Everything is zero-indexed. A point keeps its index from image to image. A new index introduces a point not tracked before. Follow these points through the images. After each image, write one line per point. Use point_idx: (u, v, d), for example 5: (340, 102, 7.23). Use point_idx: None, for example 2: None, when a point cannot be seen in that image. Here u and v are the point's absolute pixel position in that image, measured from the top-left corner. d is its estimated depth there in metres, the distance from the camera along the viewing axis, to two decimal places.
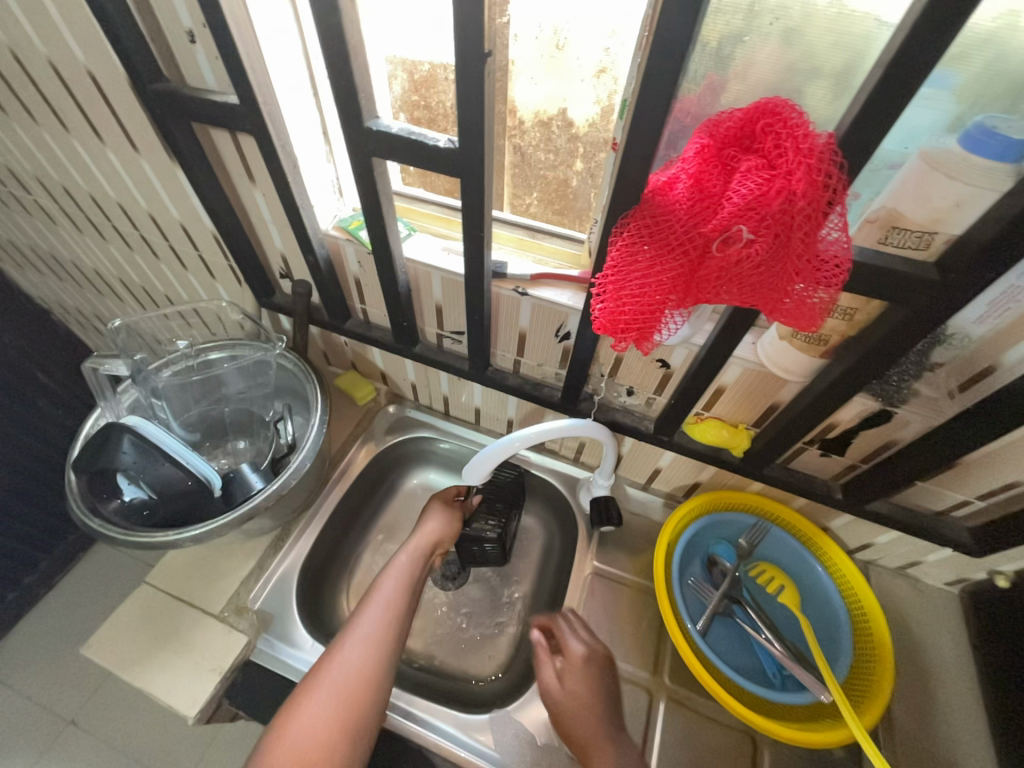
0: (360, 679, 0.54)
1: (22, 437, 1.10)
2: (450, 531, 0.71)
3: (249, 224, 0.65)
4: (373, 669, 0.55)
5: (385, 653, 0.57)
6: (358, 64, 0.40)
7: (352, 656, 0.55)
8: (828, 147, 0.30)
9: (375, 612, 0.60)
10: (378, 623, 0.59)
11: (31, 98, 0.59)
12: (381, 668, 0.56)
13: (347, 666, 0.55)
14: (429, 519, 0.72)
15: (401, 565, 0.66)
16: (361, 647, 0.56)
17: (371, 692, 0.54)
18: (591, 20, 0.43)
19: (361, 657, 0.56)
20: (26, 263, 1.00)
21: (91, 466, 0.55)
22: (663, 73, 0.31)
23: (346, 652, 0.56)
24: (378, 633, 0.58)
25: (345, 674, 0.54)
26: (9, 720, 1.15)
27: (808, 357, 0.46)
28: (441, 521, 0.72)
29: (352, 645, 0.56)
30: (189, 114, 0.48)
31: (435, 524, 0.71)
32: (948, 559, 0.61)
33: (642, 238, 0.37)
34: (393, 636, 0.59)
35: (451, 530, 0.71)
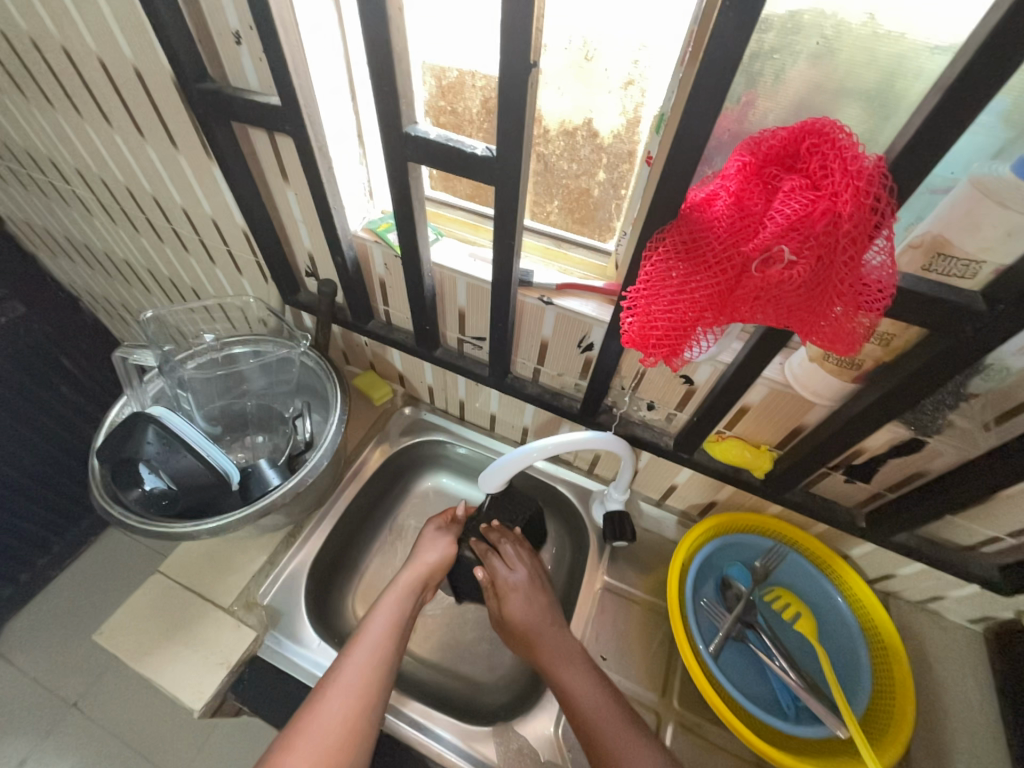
0: (342, 734, 0.52)
1: (45, 420, 1.12)
2: (445, 561, 0.71)
3: (279, 222, 0.66)
4: (359, 719, 0.53)
5: (371, 701, 0.55)
6: (400, 70, 0.40)
7: (336, 707, 0.53)
8: (877, 169, 0.29)
9: (362, 657, 0.58)
10: (361, 669, 0.57)
11: (78, 93, 0.61)
12: (366, 720, 0.54)
13: (330, 720, 0.52)
14: (421, 554, 0.71)
15: (390, 605, 0.65)
16: (345, 696, 0.54)
17: (355, 746, 0.52)
18: (620, 33, 0.43)
19: (345, 708, 0.53)
20: (60, 251, 1.03)
21: (116, 456, 0.55)
22: (711, 90, 0.31)
23: (328, 703, 0.54)
24: (364, 682, 0.56)
25: (327, 729, 0.52)
26: (15, 698, 1.17)
27: (838, 381, 0.45)
28: (437, 551, 0.72)
29: (335, 696, 0.54)
30: (232, 114, 0.49)
31: (430, 557, 0.71)
32: (974, 595, 0.59)
33: (677, 254, 0.37)
34: (379, 682, 0.57)
35: (443, 563, 0.71)
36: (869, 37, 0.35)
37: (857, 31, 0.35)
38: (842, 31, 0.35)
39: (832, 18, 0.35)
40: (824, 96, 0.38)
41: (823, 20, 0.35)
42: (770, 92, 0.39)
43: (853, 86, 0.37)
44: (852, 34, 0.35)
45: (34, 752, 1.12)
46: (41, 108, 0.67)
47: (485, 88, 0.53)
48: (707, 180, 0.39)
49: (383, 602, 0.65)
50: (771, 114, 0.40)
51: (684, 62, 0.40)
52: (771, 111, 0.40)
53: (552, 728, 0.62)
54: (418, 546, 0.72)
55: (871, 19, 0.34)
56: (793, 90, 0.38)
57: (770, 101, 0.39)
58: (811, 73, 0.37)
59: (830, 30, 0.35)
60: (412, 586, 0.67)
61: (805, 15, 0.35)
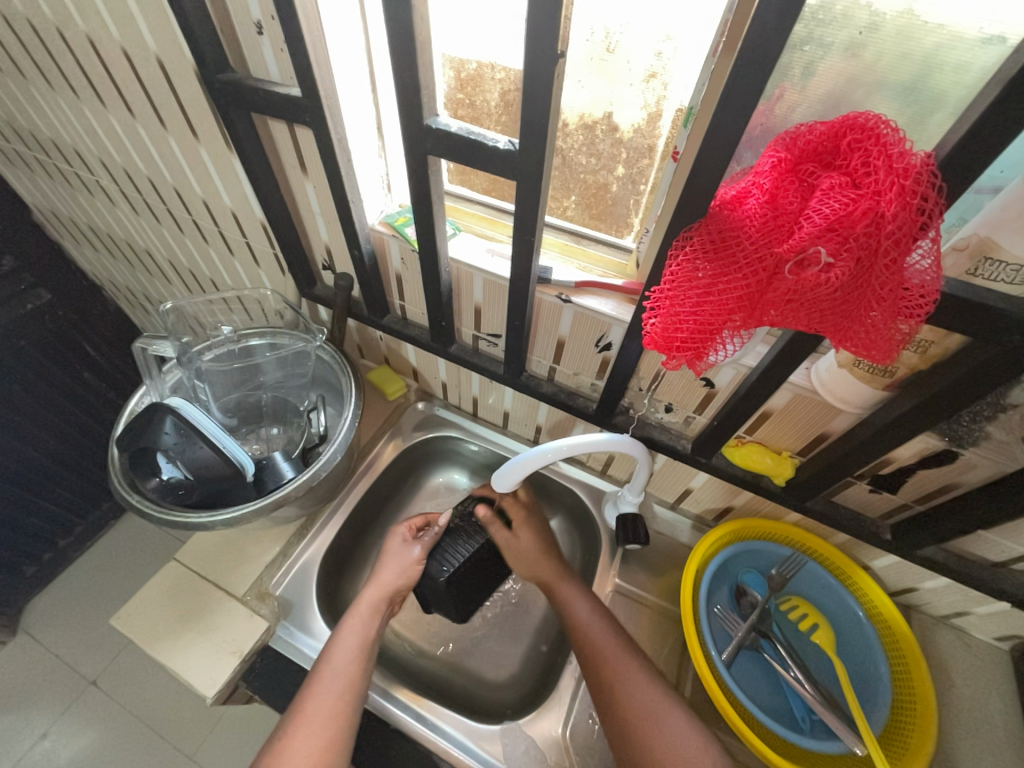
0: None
1: (67, 405, 1.15)
2: (410, 579, 0.67)
3: (297, 215, 0.65)
4: (327, 757, 0.52)
5: (343, 735, 0.54)
6: (422, 61, 0.39)
7: (303, 747, 0.52)
8: (925, 166, 0.28)
9: (328, 689, 0.56)
10: (331, 700, 0.55)
11: (103, 83, 0.61)
12: (336, 755, 0.53)
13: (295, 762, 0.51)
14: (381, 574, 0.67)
15: (353, 629, 0.62)
16: (313, 734, 0.53)
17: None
18: (646, 22, 0.42)
19: (312, 747, 0.52)
20: (83, 240, 1.04)
21: (133, 444, 0.57)
22: (749, 82, 0.29)
23: (296, 743, 0.52)
24: (331, 718, 0.54)
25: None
26: (37, 673, 1.21)
27: (868, 389, 0.43)
28: (402, 567, 0.67)
29: (301, 735, 0.53)
30: (253, 105, 0.49)
31: (394, 573, 0.67)
32: (1002, 613, 0.57)
33: (705, 253, 0.36)
34: (348, 714, 0.55)
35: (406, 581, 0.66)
36: (904, 29, 0.33)
37: (891, 22, 0.33)
38: (876, 24, 0.34)
39: (866, 7, 0.33)
40: (864, 89, 0.36)
41: (853, 11, 0.33)
42: (804, 85, 0.37)
43: (895, 79, 0.35)
44: (887, 25, 0.33)
45: (54, 727, 1.15)
46: (67, 98, 0.68)
47: (505, 80, 0.51)
48: (737, 177, 0.38)
49: (346, 625, 0.62)
50: (806, 107, 0.38)
51: (718, 52, 0.38)
52: (804, 106, 0.38)
53: (559, 730, 0.62)
54: (381, 562, 0.69)
55: (909, 9, 0.32)
56: (830, 83, 0.37)
57: (802, 95, 0.38)
58: (858, 61, 0.35)
59: (863, 19, 0.33)
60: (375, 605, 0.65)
61: (837, 4, 0.33)
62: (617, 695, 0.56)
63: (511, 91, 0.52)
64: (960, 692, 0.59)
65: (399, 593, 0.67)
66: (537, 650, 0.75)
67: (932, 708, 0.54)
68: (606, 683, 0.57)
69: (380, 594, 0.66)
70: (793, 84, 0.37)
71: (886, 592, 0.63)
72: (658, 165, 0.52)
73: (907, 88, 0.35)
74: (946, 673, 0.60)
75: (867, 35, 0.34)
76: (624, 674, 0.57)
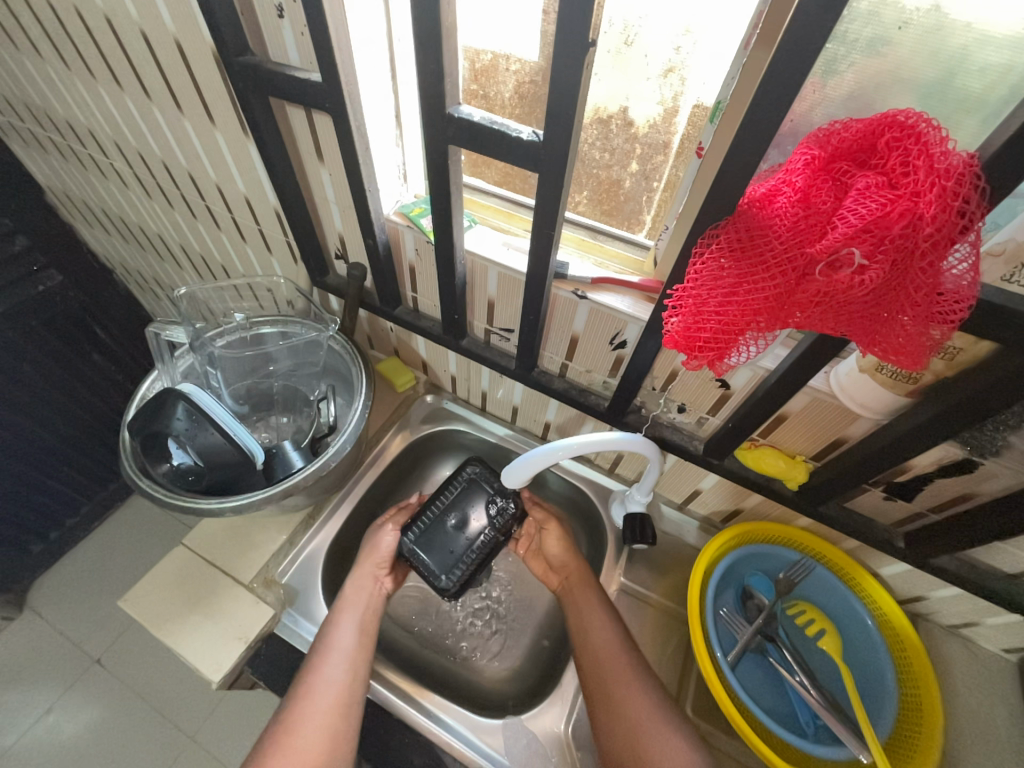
0: (323, 740, 0.52)
1: (77, 387, 1.15)
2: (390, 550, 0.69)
3: (312, 202, 0.65)
4: (338, 723, 0.54)
5: (353, 704, 0.56)
6: (447, 47, 0.38)
7: (315, 716, 0.53)
8: (969, 167, 0.27)
9: (336, 660, 0.58)
10: (339, 671, 0.57)
11: (119, 63, 0.61)
12: (347, 723, 0.55)
13: (307, 731, 0.53)
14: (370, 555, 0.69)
15: (352, 605, 0.64)
16: (322, 702, 0.54)
17: (338, 747, 0.53)
18: (664, 17, 0.41)
19: (322, 714, 0.54)
20: (95, 223, 1.04)
21: (146, 428, 0.56)
22: (789, 76, 0.28)
23: (306, 711, 0.54)
24: (342, 686, 0.56)
25: (305, 737, 0.52)
26: (42, 650, 1.22)
27: (891, 394, 0.43)
28: (374, 546, 0.70)
29: (309, 705, 0.54)
30: (272, 89, 0.48)
31: (376, 550, 0.69)
32: (1012, 625, 0.56)
33: (732, 252, 0.35)
34: (355, 683, 0.57)
35: (386, 549, 0.69)
36: (931, 28, 0.32)
37: (917, 21, 0.32)
38: (903, 24, 0.33)
39: (892, 4, 0.32)
40: (896, 87, 0.35)
41: (879, 7, 0.33)
42: (834, 82, 0.36)
43: (930, 78, 0.34)
44: (913, 25, 0.33)
45: (58, 703, 1.17)
46: (83, 79, 0.67)
47: (520, 72, 0.51)
48: (765, 174, 0.37)
49: (345, 601, 0.64)
50: (836, 103, 0.37)
51: (750, 45, 0.37)
52: (829, 105, 0.37)
53: (561, 726, 0.62)
54: (366, 543, 0.71)
55: (935, 7, 0.32)
56: (862, 78, 0.36)
57: (827, 94, 0.37)
58: (900, 57, 0.34)
59: (887, 17, 0.33)
60: (364, 582, 0.67)
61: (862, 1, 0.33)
62: (612, 707, 0.56)
63: (526, 83, 0.51)
64: (966, 702, 0.58)
65: (381, 567, 0.69)
66: (540, 647, 0.74)
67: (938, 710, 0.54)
68: (605, 696, 0.57)
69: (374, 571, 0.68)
70: (822, 80, 0.36)
71: (896, 599, 0.63)
72: (673, 162, 0.51)
73: (942, 86, 0.34)
74: (951, 682, 0.60)
75: (898, 34, 0.33)
76: (627, 687, 0.56)
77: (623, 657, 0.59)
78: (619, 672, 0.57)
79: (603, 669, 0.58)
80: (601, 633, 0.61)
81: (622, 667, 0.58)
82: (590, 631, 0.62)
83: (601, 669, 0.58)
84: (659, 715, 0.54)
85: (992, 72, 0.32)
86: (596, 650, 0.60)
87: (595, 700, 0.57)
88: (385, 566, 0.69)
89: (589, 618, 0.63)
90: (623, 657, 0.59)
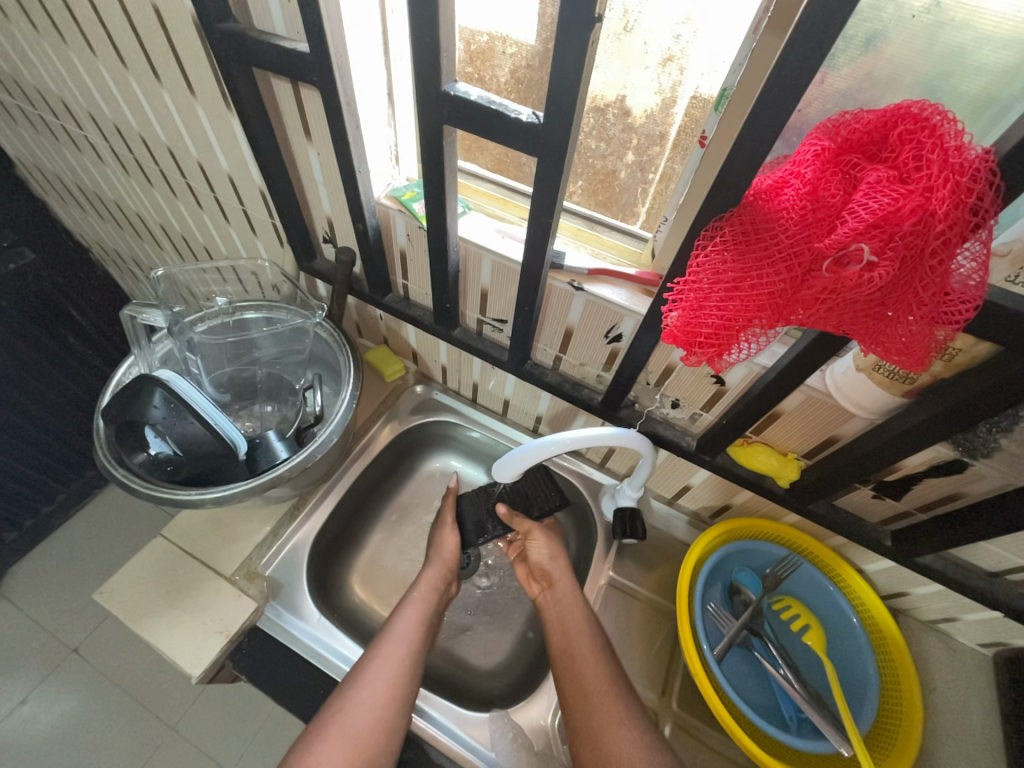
0: (374, 726, 0.52)
1: (51, 371, 1.11)
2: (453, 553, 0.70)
3: (298, 183, 0.62)
4: (388, 713, 0.54)
5: (401, 695, 0.56)
6: (444, 20, 0.36)
7: (365, 702, 0.54)
8: (984, 163, 0.26)
9: (391, 653, 0.59)
10: (393, 663, 0.58)
11: (92, 27, 0.57)
12: (396, 716, 0.55)
13: (360, 716, 0.53)
14: (441, 555, 0.70)
15: (414, 604, 0.65)
16: (375, 691, 0.55)
17: (386, 738, 0.53)
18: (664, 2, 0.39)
19: (375, 703, 0.54)
20: (69, 200, 0.99)
21: (122, 416, 0.54)
22: (803, 61, 0.27)
23: (360, 697, 0.54)
24: (395, 677, 0.57)
25: (358, 720, 0.52)
26: (16, 640, 1.19)
27: (886, 394, 0.42)
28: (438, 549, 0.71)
29: (364, 692, 0.55)
30: (256, 60, 0.46)
31: (443, 549, 0.70)
32: (990, 621, 0.57)
33: (736, 246, 0.34)
34: (408, 678, 0.58)
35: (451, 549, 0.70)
36: (928, 27, 0.32)
37: (920, 15, 0.31)
38: (907, 17, 0.32)
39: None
40: (898, 80, 0.34)
41: (879, 3, 0.32)
42: (837, 73, 0.35)
43: (938, 71, 0.33)
44: (913, 20, 0.32)
45: (33, 694, 1.14)
46: (53, 44, 0.63)
47: (516, 55, 0.49)
48: (769, 167, 0.36)
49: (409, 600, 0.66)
50: (838, 95, 0.36)
51: (760, 30, 0.35)
52: (830, 97, 0.36)
53: (547, 718, 0.62)
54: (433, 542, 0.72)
55: (933, 6, 0.31)
56: (866, 70, 0.34)
57: (828, 87, 0.36)
58: (910, 49, 0.33)
59: (888, 12, 0.32)
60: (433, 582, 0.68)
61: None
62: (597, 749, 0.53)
63: (522, 67, 0.49)
64: (943, 696, 0.59)
65: (450, 573, 0.70)
66: (528, 640, 0.74)
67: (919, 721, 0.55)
68: (589, 734, 0.54)
69: (445, 571, 0.69)
70: (824, 71, 0.35)
71: (877, 594, 0.64)
72: (669, 153, 0.50)
73: (944, 81, 0.33)
74: (929, 676, 0.61)
75: (902, 27, 0.32)
76: (611, 724, 0.54)
77: (607, 692, 0.56)
78: (605, 709, 0.55)
79: (584, 696, 0.57)
80: (587, 665, 0.59)
81: (608, 702, 0.56)
82: (578, 659, 0.59)
83: (586, 704, 0.56)
84: (642, 758, 0.52)
85: (998, 68, 0.32)
86: (583, 683, 0.58)
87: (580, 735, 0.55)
88: (453, 571, 0.70)
89: (577, 645, 0.61)
90: (608, 691, 0.57)
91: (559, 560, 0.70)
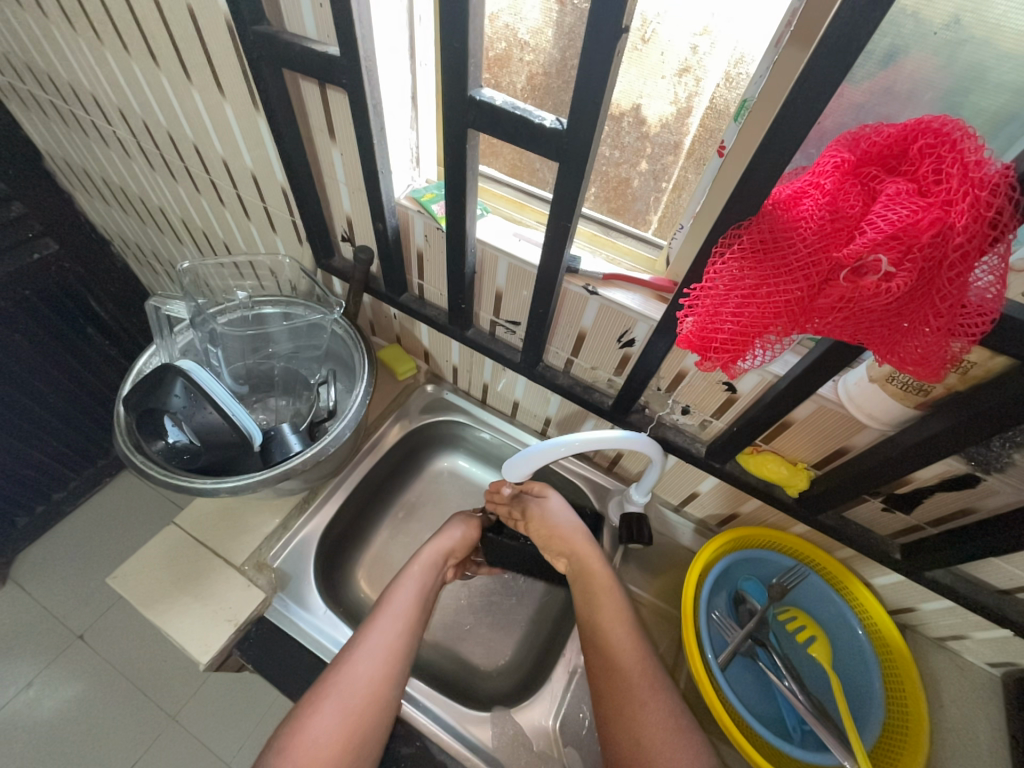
0: (369, 698, 0.55)
1: (66, 360, 1.13)
2: (461, 544, 0.72)
3: (320, 181, 0.63)
4: (383, 685, 0.56)
5: (396, 663, 0.58)
6: (473, 27, 0.37)
7: (359, 669, 0.56)
8: (1004, 178, 0.26)
9: (386, 626, 0.61)
10: (388, 634, 0.60)
11: (127, 27, 0.59)
12: (388, 687, 0.57)
13: (356, 688, 0.55)
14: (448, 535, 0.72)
15: (411, 579, 0.66)
16: (370, 662, 0.57)
17: (378, 710, 0.55)
18: (686, 13, 0.40)
19: (370, 673, 0.56)
20: (93, 193, 1.02)
21: (142, 404, 0.55)
22: (824, 77, 0.27)
23: (356, 664, 0.56)
24: (389, 647, 0.59)
25: (353, 690, 0.55)
26: (24, 624, 1.21)
27: (899, 406, 0.43)
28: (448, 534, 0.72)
29: (360, 662, 0.57)
30: (288, 61, 0.47)
31: (446, 542, 0.71)
32: (999, 639, 0.57)
33: (754, 254, 0.35)
34: (402, 652, 0.60)
35: (462, 538, 0.72)
36: (949, 43, 0.32)
37: (940, 32, 0.32)
38: (928, 33, 0.32)
39: (911, 15, 0.32)
40: (918, 95, 0.35)
41: (900, 19, 0.32)
42: (856, 87, 0.36)
43: (960, 86, 0.33)
44: (934, 37, 0.32)
45: (38, 678, 1.15)
46: (89, 42, 0.65)
47: (533, 63, 0.50)
48: (788, 178, 0.37)
49: (408, 573, 0.67)
50: (855, 108, 0.37)
51: (780, 43, 0.36)
52: (849, 111, 0.37)
53: (548, 720, 0.62)
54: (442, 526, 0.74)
55: (953, 23, 0.31)
56: (885, 85, 0.35)
57: (847, 101, 0.37)
58: (929, 65, 0.33)
59: (908, 29, 0.32)
60: (434, 558, 0.69)
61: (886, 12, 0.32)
62: (623, 699, 0.56)
63: (538, 75, 0.50)
64: (949, 713, 0.58)
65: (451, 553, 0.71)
66: (530, 641, 0.75)
67: (925, 735, 0.54)
68: (626, 701, 0.55)
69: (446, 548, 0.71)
70: (842, 86, 0.36)
71: (885, 609, 0.63)
72: (684, 163, 0.50)
73: (964, 97, 0.34)
74: (936, 694, 0.60)
75: (924, 43, 0.32)
76: (646, 704, 0.55)
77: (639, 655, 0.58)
78: (627, 656, 0.58)
79: (601, 629, 0.61)
80: (609, 601, 0.62)
81: (637, 669, 0.57)
82: (597, 597, 0.63)
83: (614, 680, 0.57)
84: (661, 713, 0.55)
85: (1015, 88, 0.32)
86: (610, 647, 0.59)
87: (609, 712, 0.56)
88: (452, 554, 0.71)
89: (607, 605, 0.62)
90: (638, 660, 0.58)
91: (576, 531, 0.68)
